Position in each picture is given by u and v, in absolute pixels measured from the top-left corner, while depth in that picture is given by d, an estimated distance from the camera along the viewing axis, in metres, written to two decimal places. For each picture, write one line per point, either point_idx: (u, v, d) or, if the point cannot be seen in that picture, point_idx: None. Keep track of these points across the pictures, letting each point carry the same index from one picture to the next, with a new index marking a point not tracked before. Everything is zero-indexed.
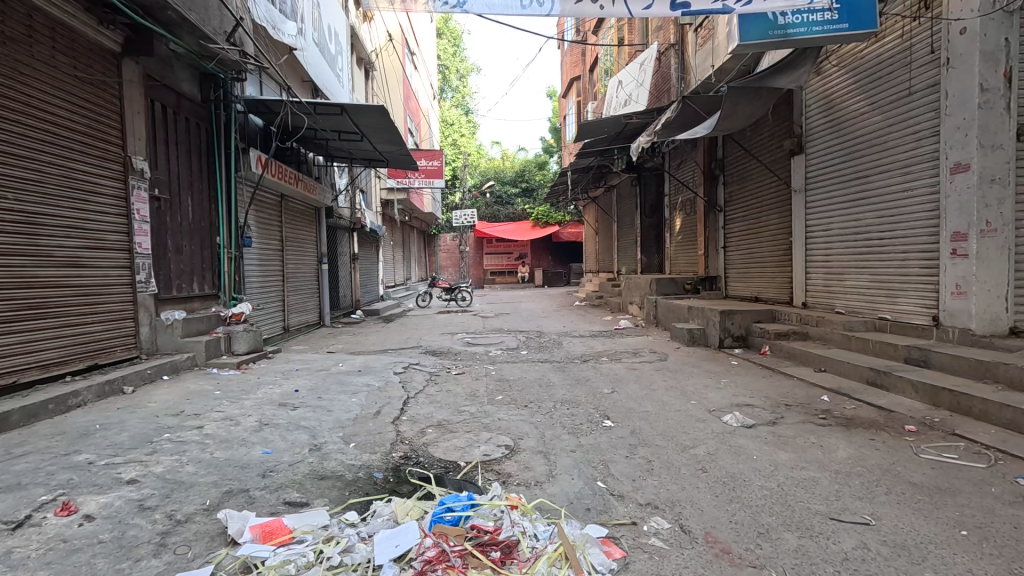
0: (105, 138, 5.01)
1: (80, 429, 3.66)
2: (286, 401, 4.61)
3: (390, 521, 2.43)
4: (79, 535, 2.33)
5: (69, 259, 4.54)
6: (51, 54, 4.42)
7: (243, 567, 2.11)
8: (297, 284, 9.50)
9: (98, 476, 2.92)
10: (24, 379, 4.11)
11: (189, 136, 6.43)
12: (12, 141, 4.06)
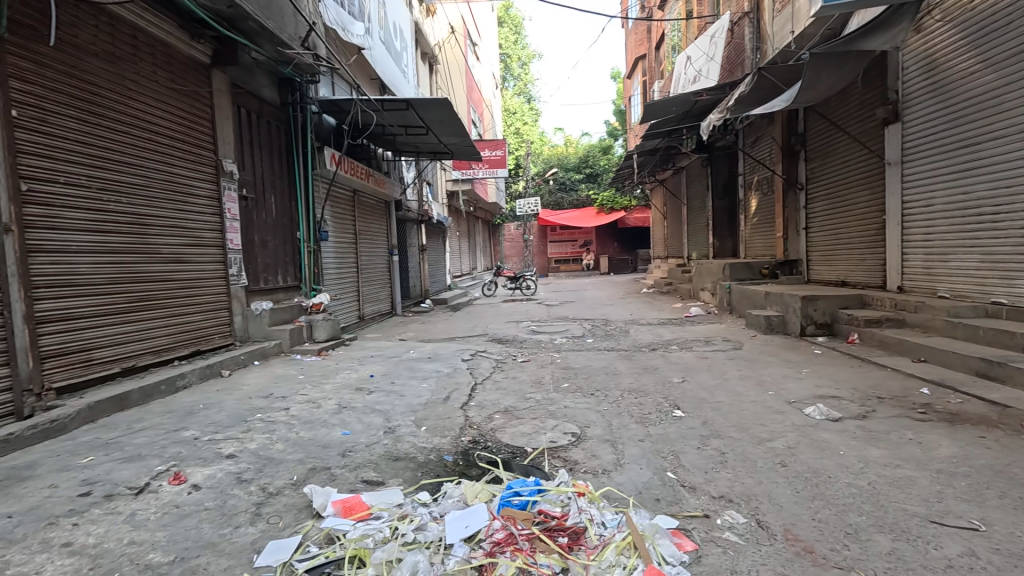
0: (200, 144, 5.49)
1: (186, 408, 4.08)
2: (362, 385, 4.88)
3: (460, 502, 2.52)
4: (188, 502, 2.61)
5: (173, 255, 5.05)
6: (152, 69, 4.89)
7: (327, 539, 2.28)
8: (370, 276, 9.96)
9: (202, 450, 3.24)
10: (141, 363, 4.63)
11: (271, 138, 6.90)
12: (124, 150, 4.54)
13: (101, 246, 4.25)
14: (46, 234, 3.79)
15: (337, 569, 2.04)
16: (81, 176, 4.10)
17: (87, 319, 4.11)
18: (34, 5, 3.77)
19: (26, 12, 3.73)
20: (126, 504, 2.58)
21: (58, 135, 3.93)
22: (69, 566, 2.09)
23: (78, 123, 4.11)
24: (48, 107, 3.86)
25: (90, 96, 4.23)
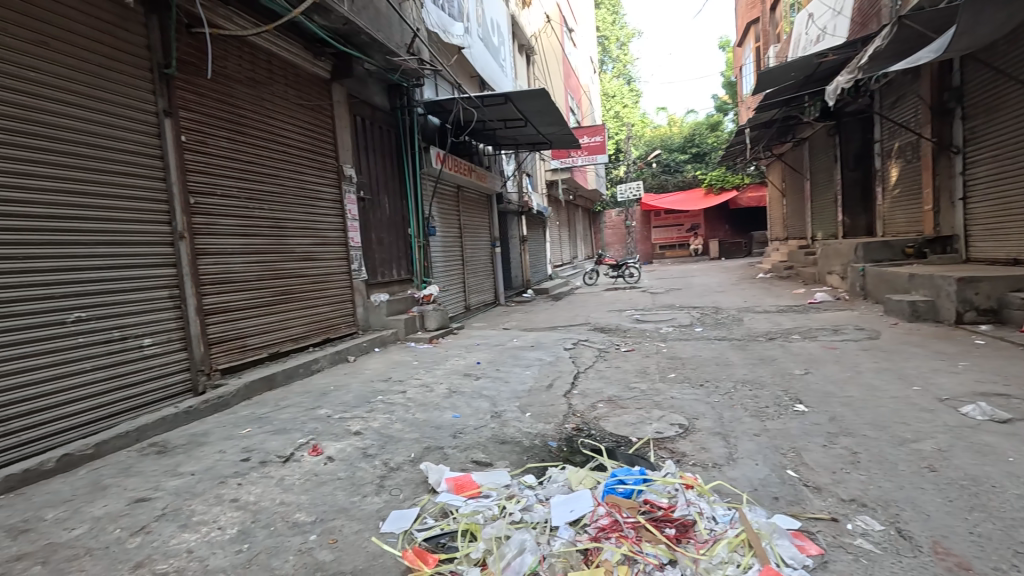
0: (324, 153, 6.10)
1: (320, 389, 4.61)
2: (470, 372, 5.13)
3: (565, 487, 2.57)
4: (325, 472, 2.96)
5: (305, 255, 5.69)
6: (284, 89, 5.51)
7: (442, 512, 2.46)
8: (475, 267, 10.37)
9: (334, 427, 3.64)
10: (283, 349, 5.30)
11: (383, 142, 7.44)
12: (264, 162, 5.19)
13: (249, 248, 4.91)
14: (207, 239, 4.46)
15: (451, 540, 2.20)
16: (232, 188, 4.76)
17: (242, 311, 4.78)
18: (194, 45, 4.45)
19: (189, 51, 4.41)
20: (276, 470, 2.99)
21: (214, 154, 4.60)
22: (236, 518, 2.49)
23: (229, 142, 4.77)
24: (206, 130, 4.53)
25: (237, 118, 4.88)
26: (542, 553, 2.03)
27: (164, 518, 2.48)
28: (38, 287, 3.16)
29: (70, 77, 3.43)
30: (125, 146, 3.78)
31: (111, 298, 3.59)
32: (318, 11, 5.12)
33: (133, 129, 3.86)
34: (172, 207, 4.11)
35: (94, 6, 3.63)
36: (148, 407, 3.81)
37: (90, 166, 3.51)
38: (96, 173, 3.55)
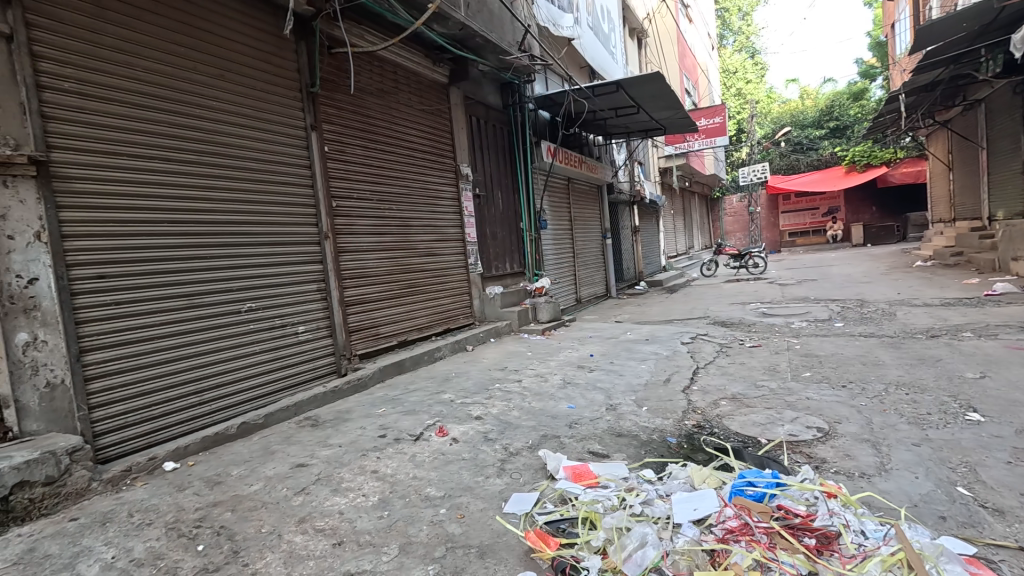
0: (443, 153, 6.47)
1: (443, 376, 4.94)
2: (583, 364, 5.15)
3: (687, 485, 2.49)
4: (451, 452, 3.18)
5: (428, 250, 6.09)
6: (408, 96, 5.93)
7: (561, 499, 2.51)
8: (586, 260, 10.32)
9: (457, 411, 3.89)
10: (411, 338, 5.75)
11: (496, 140, 7.69)
12: (392, 166, 5.64)
13: (380, 245, 5.39)
14: (347, 238, 4.98)
15: (572, 526, 2.25)
16: (366, 191, 5.25)
17: (375, 302, 5.27)
18: (334, 64, 4.97)
19: (330, 70, 4.94)
20: (408, 447, 3.28)
21: (351, 161, 5.11)
22: (377, 487, 2.78)
23: (363, 149, 5.26)
24: (344, 140, 5.05)
25: (369, 127, 5.37)
26: (665, 549, 1.99)
27: (320, 482, 2.86)
28: (220, 282, 3.79)
29: (239, 103, 4.03)
30: (281, 158, 4.35)
31: (273, 291, 4.18)
32: (437, 20, 5.42)
33: (287, 143, 4.42)
34: (318, 210, 4.65)
35: (257, 40, 4.23)
36: (303, 385, 4.38)
37: (255, 178, 4.11)
38: (259, 184, 4.14)
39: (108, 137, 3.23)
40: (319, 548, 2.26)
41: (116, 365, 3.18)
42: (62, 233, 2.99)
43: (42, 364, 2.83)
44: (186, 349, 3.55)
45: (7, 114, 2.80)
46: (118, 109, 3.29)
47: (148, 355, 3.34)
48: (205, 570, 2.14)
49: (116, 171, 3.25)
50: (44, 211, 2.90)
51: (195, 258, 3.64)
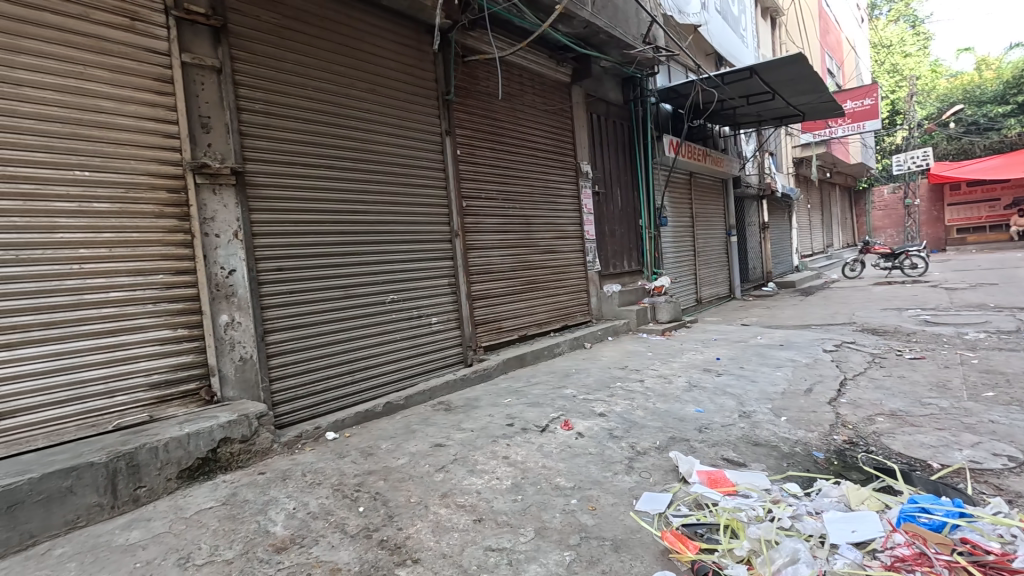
0: (563, 152, 6.54)
1: (564, 371, 5.02)
2: (709, 367, 4.91)
3: (841, 504, 2.28)
4: (578, 445, 3.25)
5: (548, 247, 6.22)
6: (532, 97, 6.09)
7: (696, 503, 2.45)
8: (708, 258, 9.78)
9: (580, 406, 3.94)
10: (530, 333, 5.91)
11: (617, 136, 7.60)
12: (516, 166, 5.84)
13: (504, 242, 5.61)
14: (474, 236, 5.26)
15: (711, 532, 2.18)
16: (493, 191, 5.50)
17: (499, 296, 5.51)
18: (467, 71, 5.27)
19: (463, 78, 5.24)
20: (536, 437, 3.40)
21: (480, 163, 5.38)
22: (509, 472, 2.93)
23: (490, 151, 5.51)
24: (475, 143, 5.33)
25: (497, 129, 5.61)
26: (821, 568, 1.85)
27: (457, 462, 3.08)
28: (369, 275, 4.23)
29: (387, 113, 4.45)
30: (421, 162, 4.72)
31: (412, 284, 4.56)
32: (563, 20, 5.49)
33: (426, 148, 4.78)
34: (451, 210, 4.97)
35: (402, 55, 4.62)
36: (436, 372, 4.74)
37: (399, 181, 4.51)
38: (402, 187, 4.54)
39: (286, 150, 3.76)
40: (461, 522, 2.44)
41: (290, 345, 3.71)
42: (252, 231, 3.54)
43: (238, 342, 3.40)
44: (342, 334, 4.02)
45: (216, 133, 3.38)
46: (294, 126, 3.81)
47: (314, 338, 3.84)
48: (367, 529, 2.42)
49: (291, 178, 3.78)
50: (240, 212, 3.45)
51: (351, 254, 4.10)
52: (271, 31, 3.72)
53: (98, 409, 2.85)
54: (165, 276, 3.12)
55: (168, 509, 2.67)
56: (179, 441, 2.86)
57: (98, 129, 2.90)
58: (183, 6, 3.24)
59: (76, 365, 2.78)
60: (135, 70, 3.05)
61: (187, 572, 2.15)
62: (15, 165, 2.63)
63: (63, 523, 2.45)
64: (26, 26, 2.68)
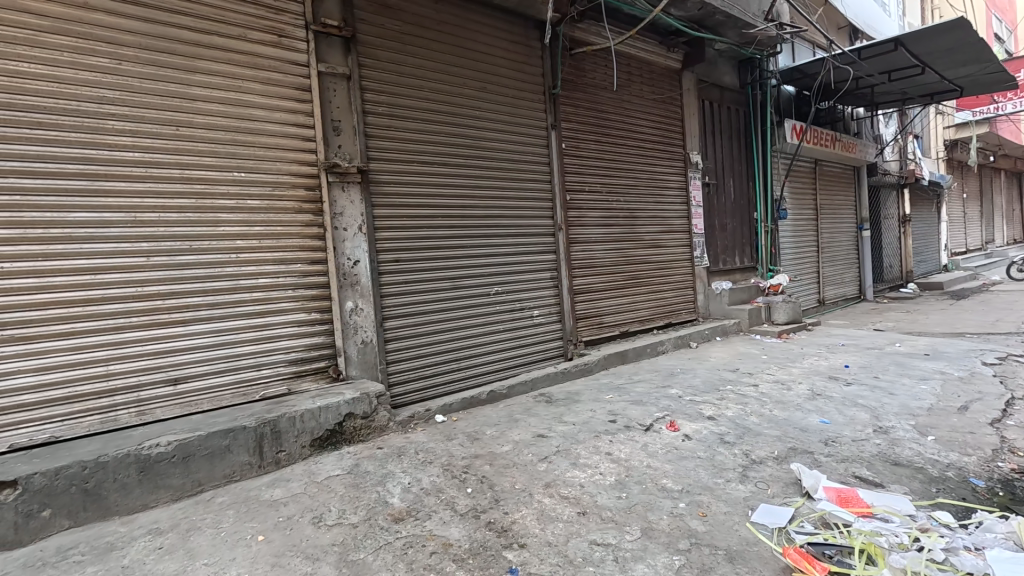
0: (672, 142, 6.26)
1: (668, 370, 4.85)
2: (836, 375, 4.46)
3: (1010, 542, 1.96)
4: (685, 447, 3.13)
5: (653, 241, 6.01)
6: (640, 86, 5.89)
7: (823, 522, 2.24)
8: (834, 255, 8.85)
9: (687, 407, 3.78)
10: (632, 329, 5.76)
11: (731, 123, 7.12)
12: (622, 158, 5.70)
13: (608, 236, 5.53)
14: (578, 229, 5.24)
15: (842, 555, 1.98)
16: (597, 184, 5.43)
17: (600, 291, 5.44)
18: (574, 64, 5.23)
19: (570, 71, 5.21)
20: (640, 436, 3.32)
21: (585, 156, 5.33)
22: (613, 468, 2.90)
23: (596, 144, 5.44)
24: (580, 137, 5.29)
25: (603, 121, 5.51)
26: None
27: (560, 454, 3.11)
28: (477, 268, 4.38)
29: (496, 110, 4.56)
30: (528, 157, 4.79)
31: (516, 276, 4.66)
32: (676, 3, 5.24)
33: (532, 143, 4.84)
34: (555, 204, 4.99)
35: (511, 52, 4.70)
36: (537, 364, 4.81)
37: (506, 176, 4.61)
38: (509, 181, 4.64)
39: (405, 148, 4.01)
40: (566, 513, 2.46)
41: (406, 331, 3.98)
42: (374, 225, 3.84)
43: (361, 327, 3.71)
44: (451, 323, 4.22)
45: (345, 136, 3.70)
46: (412, 125, 4.05)
47: (426, 325, 4.08)
48: (475, 510, 2.54)
49: (409, 174, 4.03)
50: (364, 208, 3.75)
51: (460, 247, 4.28)
52: (392, 37, 3.97)
53: (249, 380, 3.27)
54: (302, 265, 3.49)
55: (303, 472, 3.00)
56: (311, 414, 3.19)
57: (251, 135, 3.30)
58: (321, 20, 3.58)
59: (233, 341, 3.21)
60: (280, 81, 3.43)
61: (321, 530, 2.40)
62: (190, 168, 3.08)
63: (223, 476, 2.86)
64: (199, 48, 3.12)
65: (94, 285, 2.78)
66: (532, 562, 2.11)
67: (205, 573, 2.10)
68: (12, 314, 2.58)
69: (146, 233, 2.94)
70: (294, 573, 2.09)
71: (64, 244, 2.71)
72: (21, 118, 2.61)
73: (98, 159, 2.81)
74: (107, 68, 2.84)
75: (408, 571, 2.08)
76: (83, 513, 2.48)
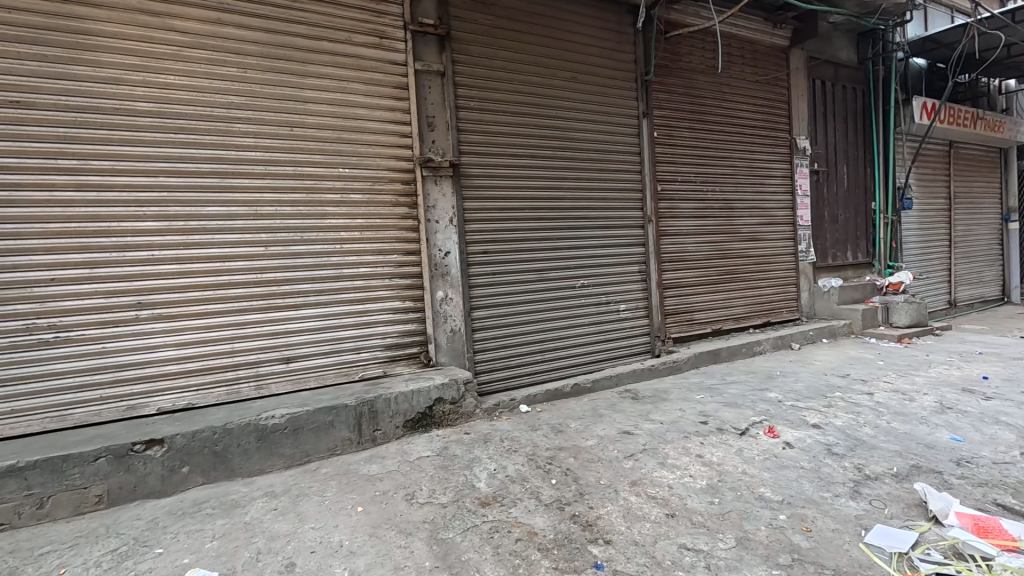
0: (776, 126, 5.80)
1: (766, 372, 4.53)
2: (972, 387, 3.90)
3: None
4: (786, 456, 2.90)
5: (751, 234, 5.62)
6: (741, 67, 5.51)
7: (954, 552, 1.99)
8: (971, 250, 7.74)
9: (788, 413, 3.51)
10: (725, 327, 5.45)
11: (847, 104, 6.45)
12: (719, 146, 5.37)
13: (702, 229, 5.25)
14: (669, 221, 5.03)
15: None
16: (691, 174, 5.17)
17: (692, 287, 5.20)
18: (669, 48, 5.00)
19: (664, 55, 4.99)
20: (734, 440, 3.14)
21: (679, 145, 5.09)
22: (704, 471, 2.77)
23: (690, 132, 5.18)
24: (674, 125, 5.06)
25: (699, 107, 5.23)
26: None
27: (647, 452, 3.02)
28: (563, 260, 4.36)
29: (586, 100, 4.49)
30: (618, 147, 4.67)
31: (603, 269, 4.57)
32: None
33: (622, 132, 4.71)
34: (645, 195, 4.82)
35: (602, 40, 4.59)
36: (623, 359, 4.71)
37: (595, 167, 4.53)
38: (598, 172, 4.55)
39: (495, 141, 4.08)
40: (653, 513, 2.39)
41: (492, 321, 4.06)
42: (464, 217, 3.95)
43: (450, 316, 3.85)
44: (536, 315, 4.25)
45: (439, 131, 3.83)
46: (502, 118, 4.10)
47: (512, 316, 4.15)
48: (560, 501, 2.55)
49: (499, 167, 4.09)
50: (455, 201, 3.87)
51: (548, 239, 4.28)
52: (485, 32, 4.03)
53: (350, 362, 3.52)
54: (398, 256, 3.68)
55: (397, 451, 3.18)
56: (404, 396, 3.37)
57: (355, 133, 3.52)
58: (418, 20, 3.72)
59: (337, 325, 3.47)
60: (381, 81, 3.62)
61: (413, 507, 2.53)
62: (302, 165, 3.35)
63: (327, 449, 3.10)
64: (311, 53, 3.37)
65: (223, 272, 3.13)
66: (618, 559, 2.08)
67: (312, 536, 2.29)
68: (160, 295, 2.98)
69: (265, 225, 3.25)
70: (389, 544, 2.23)
71: (200, 235, 3.07)
72: (167, 124, 2.98)
73: (227, 158, 3.14)
74: (235, 76, 3.16)
75: (495, 555, 2.14)
76: (213, 472, 2.81)
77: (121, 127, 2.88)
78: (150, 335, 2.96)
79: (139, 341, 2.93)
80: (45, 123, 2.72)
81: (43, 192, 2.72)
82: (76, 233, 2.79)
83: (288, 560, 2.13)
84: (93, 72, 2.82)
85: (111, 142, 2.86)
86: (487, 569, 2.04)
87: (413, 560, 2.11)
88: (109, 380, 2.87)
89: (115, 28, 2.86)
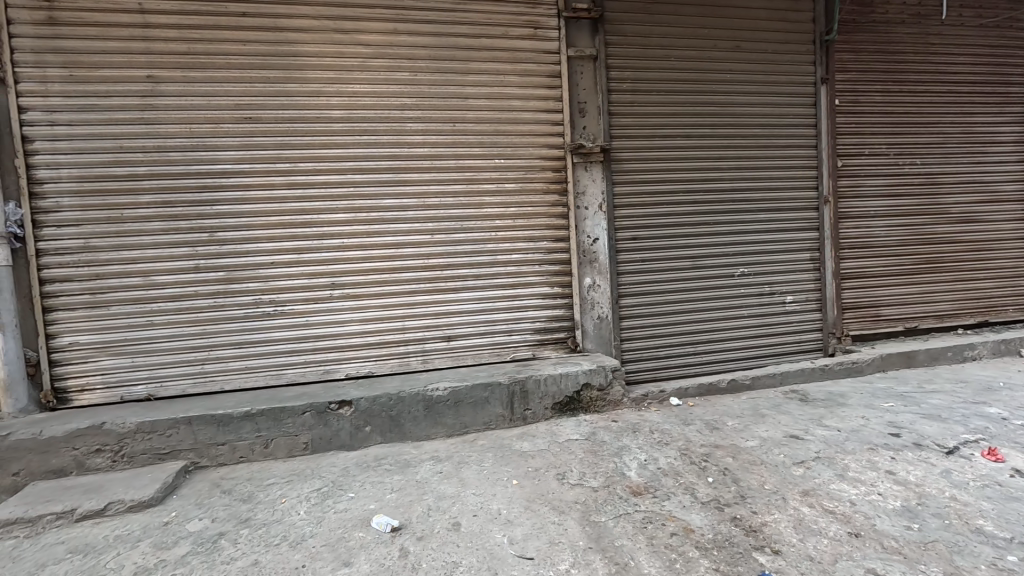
0: (1006, 79, 4.67)
1: (983, 382, 3.73)
2: None
3: None
4: (1016, 486, 2.37)
5: (965, 215, 4.63)
6: (958, 11, 4.52)
7: None
8: None
9: (1018, 435, 2.85)
10: (923, 326, 4.60)
11: None
12: (923, 109, 4.49)
13: (895, 210, 4.48)
14: (851, 201, 4.38)
15: None
16: (882, 145, 4.43)
17: (879, 278, 4.47)
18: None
19: (852, 8, 4.31)
20: (937, 459, 2.65)
21: (867, 112, 4.38)
22: (897, 490, 2.39)
23: (883, 96, 4.42)
24: (861, 89, 4.36)
25: (897, 64, 4.43)
26: None
27: (822, 460, 2.70)
28: (720, 247, 4.06)
29: (752, 70, 4.08)
30: (789, 120, 4.18)
31: (767, 257, 4.16)
32: None
33: (795, 102, 4.19)
34: (821, 172, 4.25)
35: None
36: (788, 356, 4.25)
37: (761, 143, 4.12)
38: (764, 149, 4.13)
39: (648, 122, 3.92)
40: (832, 529, 2.14)
41: (641, 310, 3.96)
42: (615, 203, 3.88)
43: (598, 303, 3.85)
44: (689, 305, 4.03)
45: (590, 116, 3.80)
46: (656, 98, 3.93)
47: (663, 306, 3.99)
48: (718, 501, 2.41)
49: (652, 150, 3.93)
50: (605, 186, 3.83)
51: (703, 224, 4.02)
52: (640, 9, 3.88)
53: (502, 343, 3.71)
54: (548, 243, 3.77)
55: (546, 432, 3.29)
56: (554, 379, 3.46)
57: (510, 125, 3.67)
58: (572, 6, 3.72)
59: (490, 308, 3.68)
60: (535, 72, 3.70)
61: (564, 486, 2.61)
62: (463, 158, 3.60)
63: (483, 424, 3.33)
64: (472, 51, 3.57)
65: (396, 258, 3.52)
66: (789, 572, 1.91)
67: (474, 501, 2.49)
68: (348, 278, 3.45)
69: (431, 215, 3.56)
70: (544, 519, 2.32)
71: (379, 225, 3.48)
72: (354, 128, 3.42)
73: (400, 156, 3.50)
74: (407, 80, 3.48)
75: (649, 545, 2.11)
76: (390, 434, 3.19)
77: (320, 133, 3.37)
78: (341, 312, 3.45)
79: (333, 316, 3.44)
80: (267, 134, 3.31)
81: (265, 191, 3.31)
82: (289, 225, 3.35)
83: (454, 519, 2.34)
84: (300, 87, 3.33)
85: (313, 147, 3.37)
86: (642, 559, 2.03)
87: (567, 537, 2.18)
88: (311, 347, 3.42)
89: (317, 49, 3.34)
